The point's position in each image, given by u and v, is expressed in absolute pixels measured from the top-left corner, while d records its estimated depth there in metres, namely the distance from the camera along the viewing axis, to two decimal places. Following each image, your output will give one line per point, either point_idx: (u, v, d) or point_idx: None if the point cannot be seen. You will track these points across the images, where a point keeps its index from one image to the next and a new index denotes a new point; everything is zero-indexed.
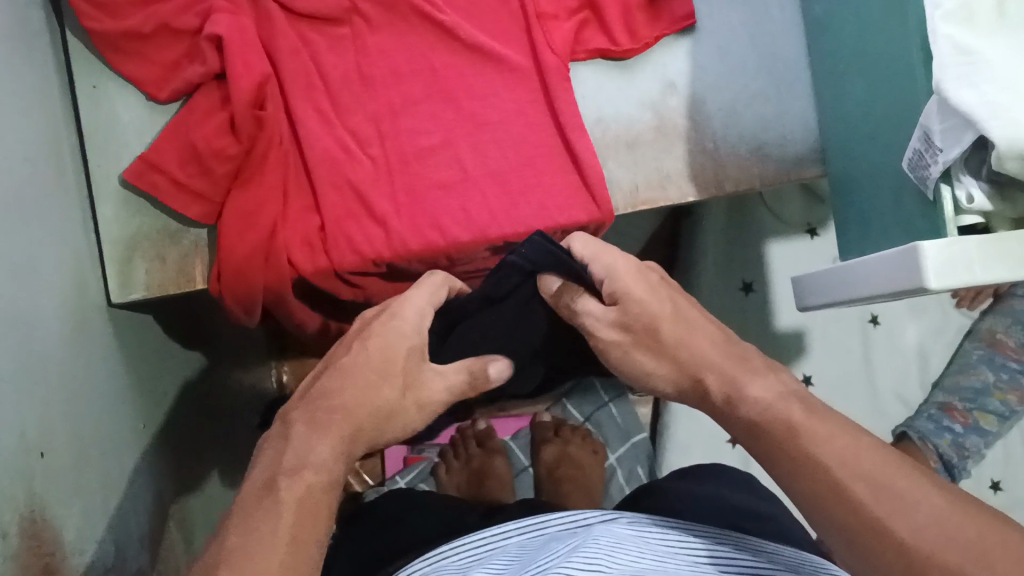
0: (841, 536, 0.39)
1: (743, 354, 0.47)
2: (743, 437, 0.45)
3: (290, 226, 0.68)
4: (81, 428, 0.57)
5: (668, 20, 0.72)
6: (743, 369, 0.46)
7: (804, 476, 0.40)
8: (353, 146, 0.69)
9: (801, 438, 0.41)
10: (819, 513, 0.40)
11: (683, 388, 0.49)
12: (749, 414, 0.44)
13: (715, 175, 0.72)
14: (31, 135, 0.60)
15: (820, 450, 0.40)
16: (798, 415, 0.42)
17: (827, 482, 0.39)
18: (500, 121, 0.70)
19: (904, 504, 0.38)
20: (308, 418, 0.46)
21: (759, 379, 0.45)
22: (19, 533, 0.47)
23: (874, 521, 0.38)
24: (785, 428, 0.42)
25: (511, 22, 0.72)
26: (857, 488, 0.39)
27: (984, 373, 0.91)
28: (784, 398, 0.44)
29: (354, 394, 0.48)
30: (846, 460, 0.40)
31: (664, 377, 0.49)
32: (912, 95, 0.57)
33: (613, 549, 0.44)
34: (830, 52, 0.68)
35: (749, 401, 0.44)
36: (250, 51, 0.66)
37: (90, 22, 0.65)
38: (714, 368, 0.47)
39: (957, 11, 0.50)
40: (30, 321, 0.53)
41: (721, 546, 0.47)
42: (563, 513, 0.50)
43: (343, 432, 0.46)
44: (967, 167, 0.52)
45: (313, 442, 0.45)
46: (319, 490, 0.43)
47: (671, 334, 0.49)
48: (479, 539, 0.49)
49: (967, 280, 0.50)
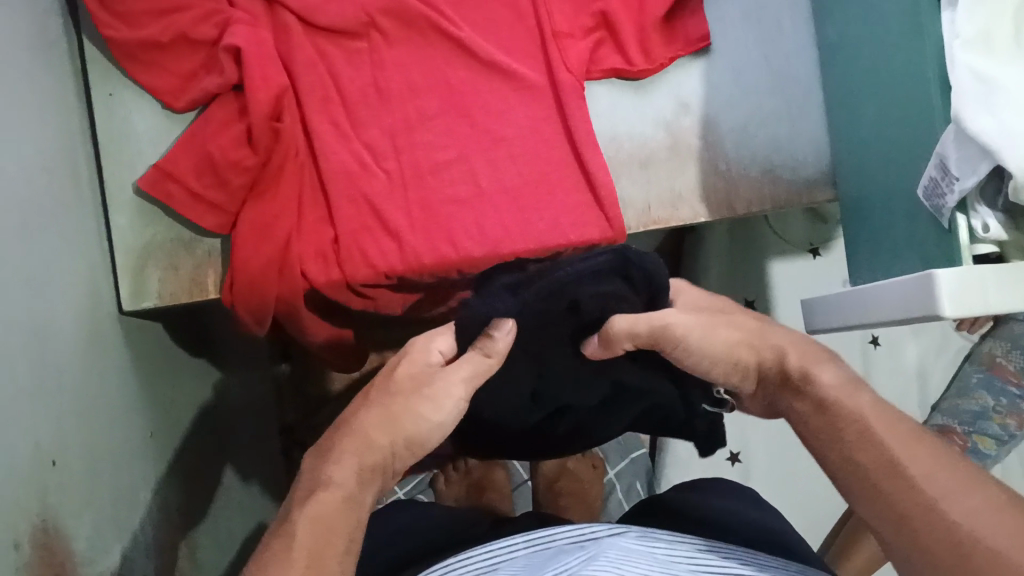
0: (888, 515, 0.37)
1: (802, 340, 0.47)
2: (805, 415, 0.43)
3: (305, 238, 0.67)
4: (93, 438, 0.57)
5: (683, 41, 0.72)
6: (817, 356, 0.45)
7: (858, 453, 0.39)
8: (369, 160, 0.69)
9: (851, 417, 0.40)
10: (868, 493, 0.38)
11: (766, 368, 0.46)
12: (819, 393, 0.42)
13: (728, 196, 0.72)
14: (48, 142, 0.60)
15: (875, 423, 0.39)
16: (867, 404, 0.41)
17: (885, 456, 0.38)
18: (515, 137, 0.70)
19: (961, 490, 0.36)
20: (333, 449, 0.45)
21: (828, 365, 0.44)
22: (32, 544, 0.47)
23: (928, 503, 0.36)
24: (846, 413, 0.41)
25: (527, 39, 0.72)
26: (914, 467, 0.37)
27: (983, 398, 0.87)
28: (854, 387, 0.42)
29: (375, 422, 0.46)
30: (909, 448, 0.38)
31: (745, 353, 0.47)
32: (927, 121, 0.57)
33: (623, 563, 0.44)
34: (845, 76, 0.68)
35: (819, 382, 0.43)
36: (268, 63, 0.66)
37: (109, 30, 0.65)
38: (790, 348, 0.46)
39: (976, 40, 0.50)
40: (45, 327, 0.53)
41: (730, 559, 0.45)
42: (573, 527, 0.49)
43: (365, 456, 0.44)
44: (983, 198, 0.53)
45: (335, 469, 0.43)
46: (337, 509, 0.41)
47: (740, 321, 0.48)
48: (485, 552, 0.47)
49: (981, 307, 0.50)
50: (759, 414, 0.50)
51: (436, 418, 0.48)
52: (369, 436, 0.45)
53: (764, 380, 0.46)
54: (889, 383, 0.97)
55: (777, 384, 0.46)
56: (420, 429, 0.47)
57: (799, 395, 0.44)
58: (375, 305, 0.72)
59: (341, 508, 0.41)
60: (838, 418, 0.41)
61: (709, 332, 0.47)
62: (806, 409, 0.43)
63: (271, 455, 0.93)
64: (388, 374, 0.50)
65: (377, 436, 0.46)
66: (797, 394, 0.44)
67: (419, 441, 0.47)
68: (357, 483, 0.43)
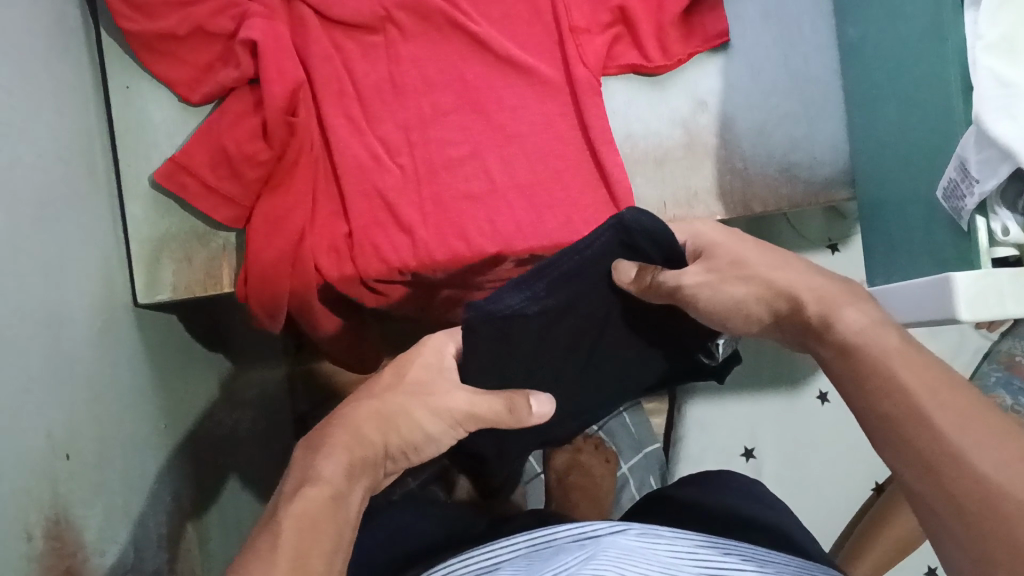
0: (914, 461, 0.34)
1: (847, 285, 0.43)
2: (830, 362, 0.40)
3: (318, 232, 0.68)
4: (106, 429, 0.57)
5: (701, 38, 0.72)
6: (845, 295, 0.42)
7: (882, 400, 0.36)
8: (383, 155, 0.69)
9: (876, 362, 0.37)
10: (889, 436, 0.36)
11: (785, 315, 0.44)
12: (843, 335, 0.39)
13: (743, 194, 0.72)
14: (65, 133, 0.60)
15: (901, 368, 0.36)
16: (894, 345, 0.38)
17: (908, 404, 0.35)
18: (530, 133, 0.70)
19: (993, 437, 0.33)
20: (326, 442, 0.44)
21: (854, 305, 0.41)
22: (44, 535, 0.47)
23: (954, 450, 0.33)
24: (869, 358, 0.38)
25: (544, 34, 0.72)
26: (938, 415, 0.34)
27: (1001, 397, 0.86)
28: (882, 327, 0.39)
29: (372, 422, 0.46)
30: (938, 397, 0.35)
31: (762, 301, 0.45)
32: (947, 123, 0.56)
33: (624, 566, 0.42)
34: (865, 75, 0.67)
35: (843, 323, 0.40)
36: (285, 56, 0.66)
37: (128, 22, 0.65)
38: (820, 291, 0.42)
39: (999, 44, 0.49)
40: (61, 320, 0.54)
41: (732, 555, 0.45)
42: (575, 524, 0.47)
43: (356, 451, 0.44)
44: (1003, 199, 0.52)
45: (325, 464, 0.42)
46: (325, 504, 0.40)
47: (755, 266, 0.46)
48: (483, 551, 0.46)
49: (999, 313, 0.50)
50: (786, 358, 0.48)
51: (434, 431, 0.48)
52: (362, 432, 0.45)
53: (785, 322, 0.44)
54: None
55: (800, 330, 0.43)
56: (417, 437, 0.48)
57: (823, 341, 0.41)
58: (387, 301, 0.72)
59: (328, 502, 0.40)
60: (864, 365, 0.38)
61: (723, 281, 0.46)
62: (830, 354, 0.40)
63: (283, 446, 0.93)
64: (396, 373, 0.51)
65: (370, 433, 0.46)
66: (821, 341, 0.41)
67: (413, 447, 0.48)
68: (346, 478, 0.42)
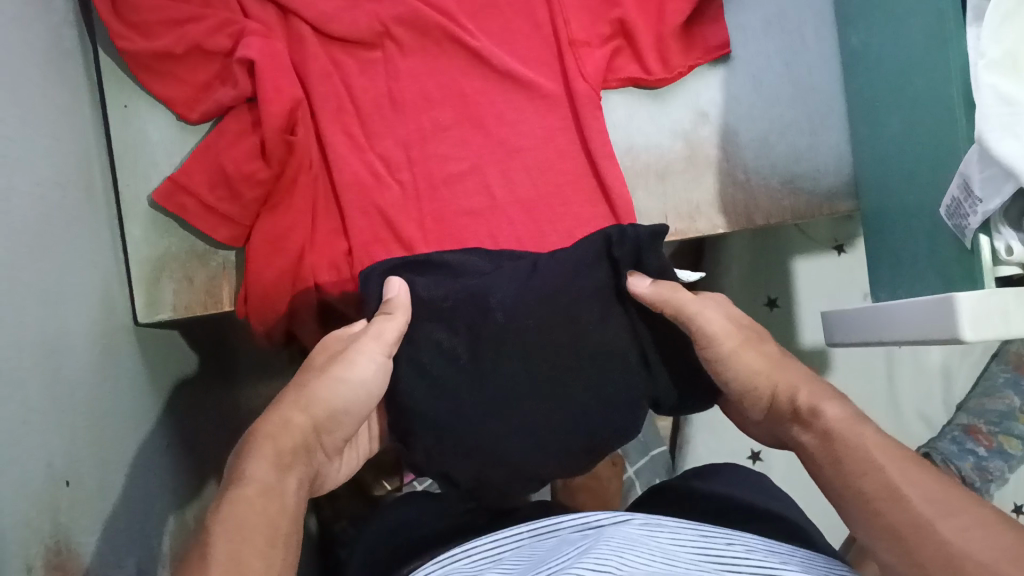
0: (889, 536, 0.38)
1: (818, 378, 0.49)
2: (812, 445, 0.45)
3: (318, 251, 0.67)
4: (106, 453, 0.57)
5: (700, 50, 0.71)
6: (825, 394, 0.46)
7: (860, 480, 0.41)
8: (383, 171, 0.68)
9: (855, 448, 0.42)
10: (866, 515, 0.40)
11: (778, 400, 0.48)
12: (822, 425, 0.44)
13: (746, 207, 0.71)
14: (62, 157, 0.60)
15: (874, 448, 0.41)
16: (867, 432, 0.43)
17: (883, 483, 0.40)
18: (531, 148, 0.69)
19: (953, 510, 0.37)
20: (252, 434, 0.44)
21: (834, 401, 0.45)
22: (46, 566, 0.47)
23: (923, 519, 0.37)
24: (845, 441, 0.43)
25: (543, 47, 0.71)
26: (911, 493, 0.39)
27: (1010, 398, 0.86)
28: (858, 420, 0.44)
29: (292, 406, 0.46)
30: (908, 475, 0.40)
31: (766, 382, 0.49)
32: (949, 138, 0.56)
33: (623, 549, 0.41)
34: (868, 86, 0.67)
35: (823, 417, 0.45)
36: (282, 75, 0.66)
37: (123, 42, 0.65)
38: (803, 387, 0.48)
39: (1001, 61, 0.48)
40: (60, 346, 0.54)
41: (736, 545, 0.43)
42: (579, 515, 0.48)
43: (283, 439, 0.44)
44: (1007, 219, 0.51)
45: (250, 463, 0.42)
46: (267, 493, 0.40)
47: (774, 352, 0.51)
48: (489, 541, 0.46)
49: (1003, 333, 0.49)
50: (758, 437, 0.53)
51: (351, 373, 0.49)
52: (288, 418, 0.45)
53: (779, 411, 0.48)
54: (914, 384, 0.94)
55: (788, 418, 0.47)
56: (339, 394, 0.48)
57: (806, 427, 0.46)
58: None
59: (255, 498, 0.40)
60: (839, 447, 0.43)
61: (744, 354, 0.50)
62: (813, 441, 0.45)
63: None
64: (306, 365, 0.51)
65: (296, 418, 0.46)
66: (806, 428, 0.45)
67: (336, 408, 0.48)
68: (274, 472, 0.42)
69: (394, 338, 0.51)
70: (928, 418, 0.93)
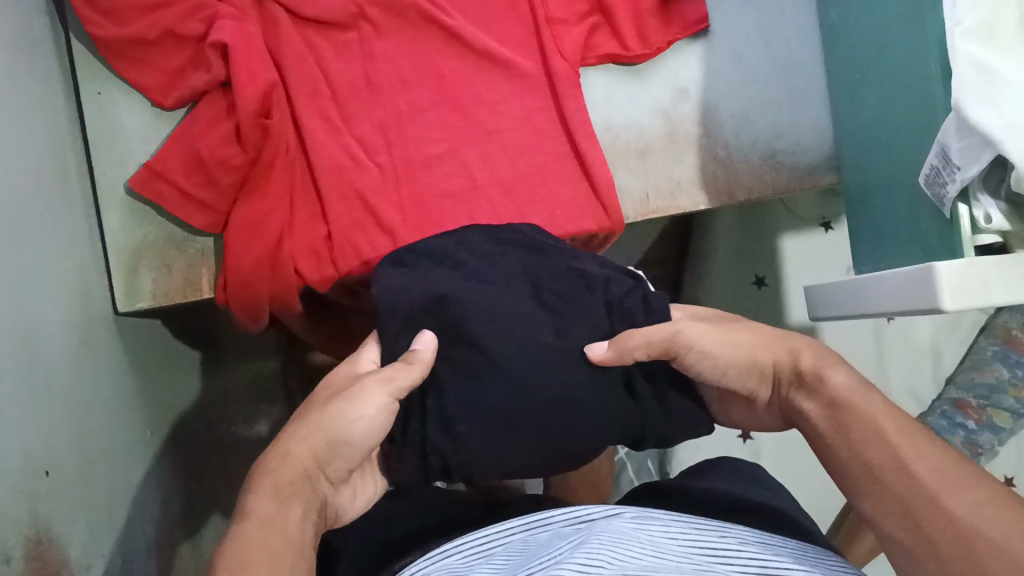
0: (896, 510, 0.38)
1: (818, 345, 0.47)
2: (817, 416, 0.43)
3: (297, 236, 0.66)
4: (87, 444, 0.57)
5: (679, 25, 0.71)
6: (829, 361, 0.45)
7: (867, 448, 0.40)
8: (361, 155, 0.67)
9: (862, 416, 0.41)
10: (870, 485, 0.39)
11: (779, 370, 0.46)
12: (829, 398, 0.43)
13: (727, 183, 0.71)
14: (34, 145, 0.59)
15: (885, 421, 0.40)
16: (877, 405, 0.41)
17: (889, 455, 0.39)
18: (510, 128, 0.69)
19: (963, 485, 0.37)
20: (257, 470, 0.43)
21: (840, 370, 0.44)
22: (26, 557, 0.47)
23: (932, 494, 0.37)
24: (857, 413, 0.41)
25: (520, 26, 0.71)
26: (918, 465, 0.38)
27: (999, 370, 0.85)
28: (865, 391, 0.42)
29: (296, 435, 0.44)
30: (916, 446, 0.39)
31: (762, 355, 0.47)
32: (927, 107, 0.56)
33: (615, 543, 0.41)
34: (848, 58, 0.66)
35: (829, 387, 0.43)
36: (255, 59, 0.65)
37: (95, 29, 0.64)
38: (804, 351, 0.46)
39: (977, 28, 0.48)
40: (36, 335, 0.53)
41: (730, 538, 0.43)
42: (568, 509, 0.46)
43: (285, 473, 0.42)
44: (986, 187, 0.50)
45: (252, 499, 0.41)
46: (268, 535, 0.39)
47: (761, 331, 0.49)
48: (479, 537, 0.44)
49: (982, 301, 0.49)
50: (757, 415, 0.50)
51: (354, 410, 0.46)
52: (289, 449, 0.44)
53: (779, 382, 0.46)
54: (902, 359, 0.94)
55: (790, 387, 0.46)
56: (341, 425, 0.45)
57: (810, 394, 0.44)
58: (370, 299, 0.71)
59: (256, 537, 0.39)
60: (846, 418, 0.42)
61: (721, 340, 0.47)
62: (818, 410, 0.43)
63: None
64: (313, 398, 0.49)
65: (297, 448, 0.44)
66: (809, 394, 0.44)
67: (339, 440, 0.45)
68: (276, 504, 0.41)
69: (401, 384, 0.47)
70: (917, 393, 0.93)
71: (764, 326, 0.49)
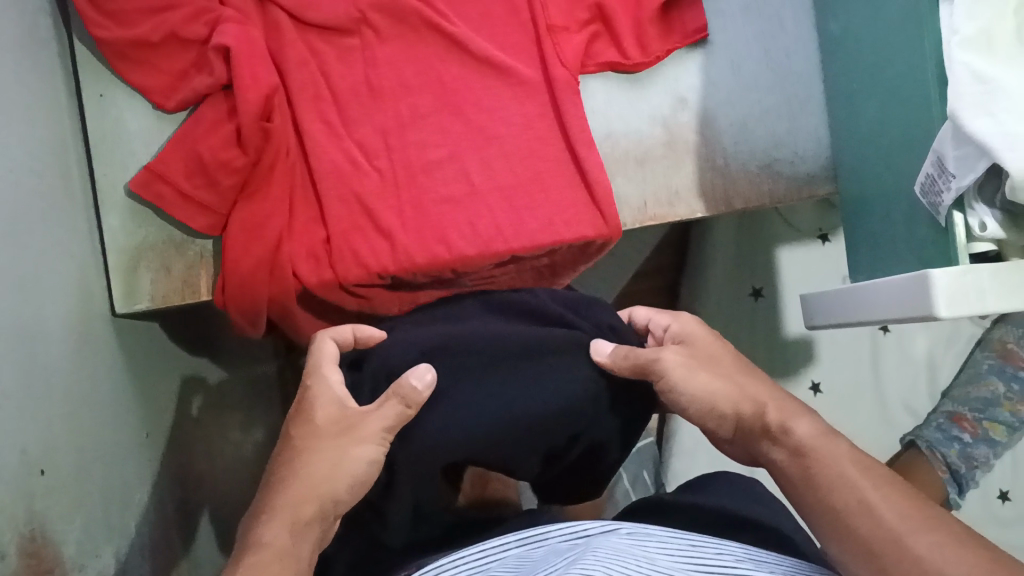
0: (860, 551, 0.40)
1: (786, 397, 0.48)
2: (782, 464, 0.45)
3: (297, 239, 0.67)
4: (83, 442, 0.57)
5: (680, 34, 0.72)
6: (793, 411, 0.47)
7: (832, 494, 0.42)
8: (361, 159, 0.68)
9: (831, 467, 0.43)
10: (838, 529, 0.41)
11: (743, 417, 0.48)
12: (791, 447, 0.45)
13: (725, 191, 0.72)
14: (36, 144, 0.59)
15: (848, 467, 0.42)
16: (843, 451, 0.43)
17: (857, 499, 0.41)
18: (510, 134, 0.69)
19: (925, 529, 0.39)
20: (275, 499, 0.45)
21: (802, 419, 0.46)
22: (20, 553, 0.47)
23: (895, 536, 0.39)
24: (822, 459, 0.43)
25: (521, 33, 0.71)
26: (883, 510, 0.40)
27: (994, 384, 0.88)
28: (830, 437, 0.44)
29: (312, 469, 0.46)
30: (882, 493, 0.41)
31: (727, 401, 0.48)
32: (924, 118, 0.56)
33: (611, 560, 0.41)
34: (846, 68, 0.67)
35: (795, 436, 0.45)
36: (258, 63, 0.66)
37: (99, 30, 0.65)
38: (771, 404, 0.47)
39: (974, 37, 0.48)
40: (35, 333, 0.53)
41: (727, 555, 0.43)
42: (565, 524, 0.46)
43: (302, 508, 0.45)
44: (981, 195, 0.51)
45: (267, 529, 0.43)
46: (278, 567, 0.42)
47: (726, 371, 0.50)
48: (475, 551, 0.44)
49: (978, 310, 0.49)
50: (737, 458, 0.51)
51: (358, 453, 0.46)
52: (304, 486, 0.46)
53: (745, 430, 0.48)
54: (900, 374, 0.94)
55: (756, 434, 0.47)
56: (349, 469, 0.46)
57: (776, 445, 0.46)
58: (370, 305, 0.71)
59: (270, 565, 0.42)
60: (812, 464, 0.43)
61: (697, 378, 0.49)
62: (784, 457, 0.45)
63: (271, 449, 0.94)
64: (309, 409, 0.49)
65: (318, 480, 0.46)
66: (774, 445, 0.46)
67: (361, 480, 0.46)
68: (292, 537, 0.44)
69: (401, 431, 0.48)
70: (913, 408, 0.93)
71: (740, 363, 0.51)
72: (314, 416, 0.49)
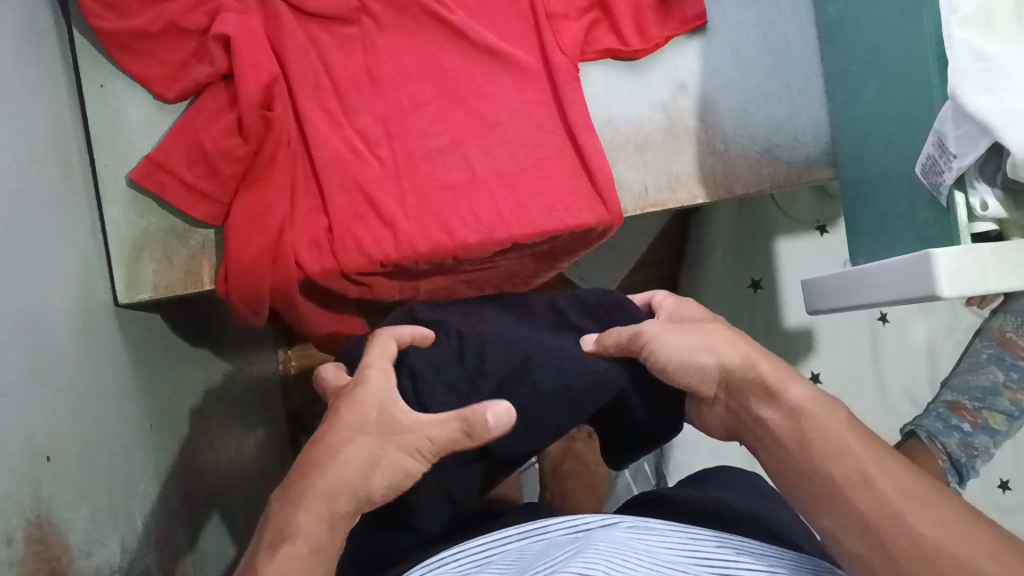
0: (854, 523, 0.39)
1: (776, 356, 0.47)
2: (777, 427, 0.43)
3: (299, 227, 0.67)
4: (89, 433, 0.57)
5: (678, 20, 0.72)
6: (782, 372, 0.45)
7: (830, 463, 0.41)
8: (362, 147, 0.68)
9: (826, 432, 0.42)
10: (831, 500, 0.40)
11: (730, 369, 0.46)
12: (784, 410, 0.43)
13: (725, 177, 0.72)
14: (38, 134, 0.59)
15: (844, 432, 0.42)
16: (840, 418, 0.42)
17: (854, 469, 0.40)
18: (510, 121, 0.69)
19: (923, 504, 0.39)
20: (303, 489, 0.44)
21: (794, 382, 0.44)
22: (27, 539, 0.47)
23: (892, 509, 0.39)
24: (816, 423, 0.42)
25: (520, 20, 0.71)
26: (880, 480, 0.40)
27: (994, 373, 0.86)
28: (828, 402, 0.43)
29: (351, 468, 0.44)
30: (879, 464, 0.40)
31: (710, 354, 0.46)
32: (923, 100, 0.56)
33: (613, 553, 0.41)
34: (845, 53, 0.67)
35: (788, 399, 0.43)
36: (258, 51, 0.66)
37: (99, 20, 0.65)
38: (761, 362, 0.45)
39: (974, 16, 0.49)
40: (39, 321, 0.53)
41: (726, 547, 0.43)
42: (564, 517, 0.46)
43: (337, 506, 0.43)
44: (982, 175, 0.51)
45: (298, 520, 0.42)
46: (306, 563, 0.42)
47: (712, 329, 0.48)
48: (476, 544, 0.44)
49: (979, 288, 0.50)
50: (715, 419, 0.49)
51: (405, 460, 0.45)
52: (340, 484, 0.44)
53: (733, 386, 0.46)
54: (900, 364, 0.94)
55: (745, 388, 0.45)
56: (397, 476, 0.45)
57: (771, 405, 0.44)
58: (371, 291, 0.71)
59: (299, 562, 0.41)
60: (807, 427, 0.42)
61: (679, 338, 0.47)
62: (779, 418, 0.43)
63: (272, 442, 0.94)
64: (355, 403, 0.46)
65: (353, 477, 0.44)
66: (769, 404, 0.44)
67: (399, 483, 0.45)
68: (326, 530, 0.43)
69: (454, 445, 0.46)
70: (914, 396, 0.93)
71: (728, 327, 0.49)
72: (363, 412, 0.46)
